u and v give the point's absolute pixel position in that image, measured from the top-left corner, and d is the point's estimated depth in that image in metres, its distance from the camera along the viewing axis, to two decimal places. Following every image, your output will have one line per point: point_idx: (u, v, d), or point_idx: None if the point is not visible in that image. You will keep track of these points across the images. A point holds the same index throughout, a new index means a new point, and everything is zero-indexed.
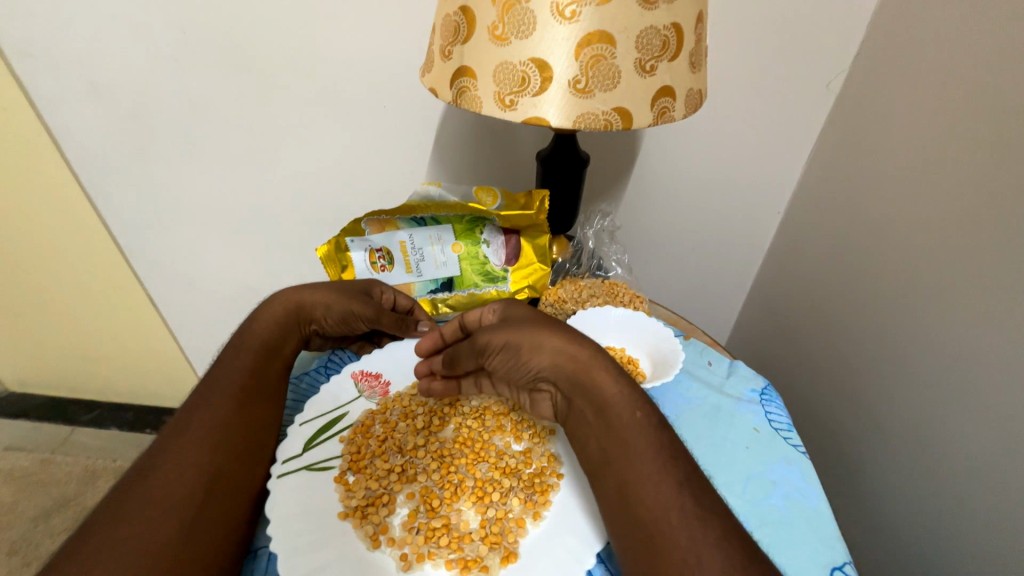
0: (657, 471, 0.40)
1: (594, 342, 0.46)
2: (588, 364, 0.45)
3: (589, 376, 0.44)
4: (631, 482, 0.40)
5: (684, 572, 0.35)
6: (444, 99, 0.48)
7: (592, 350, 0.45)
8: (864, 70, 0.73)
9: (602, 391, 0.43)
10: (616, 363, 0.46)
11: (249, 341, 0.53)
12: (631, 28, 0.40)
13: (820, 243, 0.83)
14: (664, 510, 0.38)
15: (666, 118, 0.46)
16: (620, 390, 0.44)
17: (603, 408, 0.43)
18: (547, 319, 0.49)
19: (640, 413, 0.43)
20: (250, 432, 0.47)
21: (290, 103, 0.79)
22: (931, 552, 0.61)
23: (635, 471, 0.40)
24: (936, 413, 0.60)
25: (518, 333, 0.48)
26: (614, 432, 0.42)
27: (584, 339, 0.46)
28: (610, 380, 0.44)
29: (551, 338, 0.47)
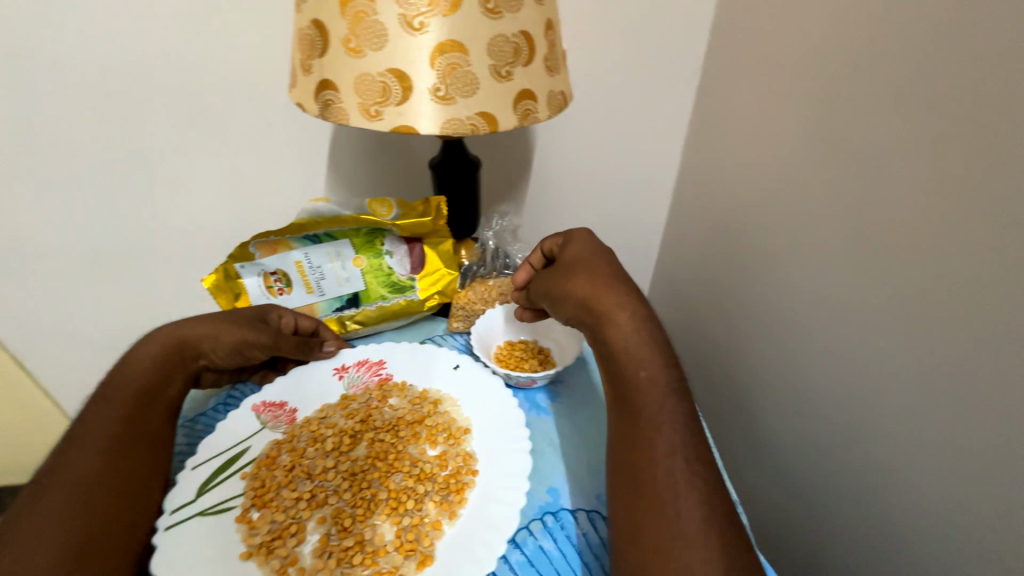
0: (651, 399, 0.47)
1: (627, 295, 0.54)
2: (614, 306, 0.52)
3: (609, 318, 0.52)
4: (629, 399, 0.48)
5: (655, 483, 0.42)
6: (311, 113, 0.47)
7: (622, 301, 0.53)
8: (713, 68, 0.84)
9: (619, 328, 0.51)
10: (642, 315, 0.52)
11: (123, 386, 0.48)
12: (481, 36, 0.43)
13: (701, 223, 0.93)
14: (650, 425, 0.45)
15: (531, 119, 0.49)
16: (637, 330, 0.51)
17: (616, 341, 0.51)
18: (600, 270, 0.57)
19: (650, 350, 0.50)
20: (126, 484, 0.43)
21: (162, 127, 0.73)
22: (814, 481, 0.70)
23: (633, 392, 0.48)
24: (801, 359, 0.70)
25: (572, 272, 0.58)
26: (621, 360, 0.50)
27: (615, 290, 0.54)
28: (629, 322, 0.51)
29: (594, 280, 0.55)
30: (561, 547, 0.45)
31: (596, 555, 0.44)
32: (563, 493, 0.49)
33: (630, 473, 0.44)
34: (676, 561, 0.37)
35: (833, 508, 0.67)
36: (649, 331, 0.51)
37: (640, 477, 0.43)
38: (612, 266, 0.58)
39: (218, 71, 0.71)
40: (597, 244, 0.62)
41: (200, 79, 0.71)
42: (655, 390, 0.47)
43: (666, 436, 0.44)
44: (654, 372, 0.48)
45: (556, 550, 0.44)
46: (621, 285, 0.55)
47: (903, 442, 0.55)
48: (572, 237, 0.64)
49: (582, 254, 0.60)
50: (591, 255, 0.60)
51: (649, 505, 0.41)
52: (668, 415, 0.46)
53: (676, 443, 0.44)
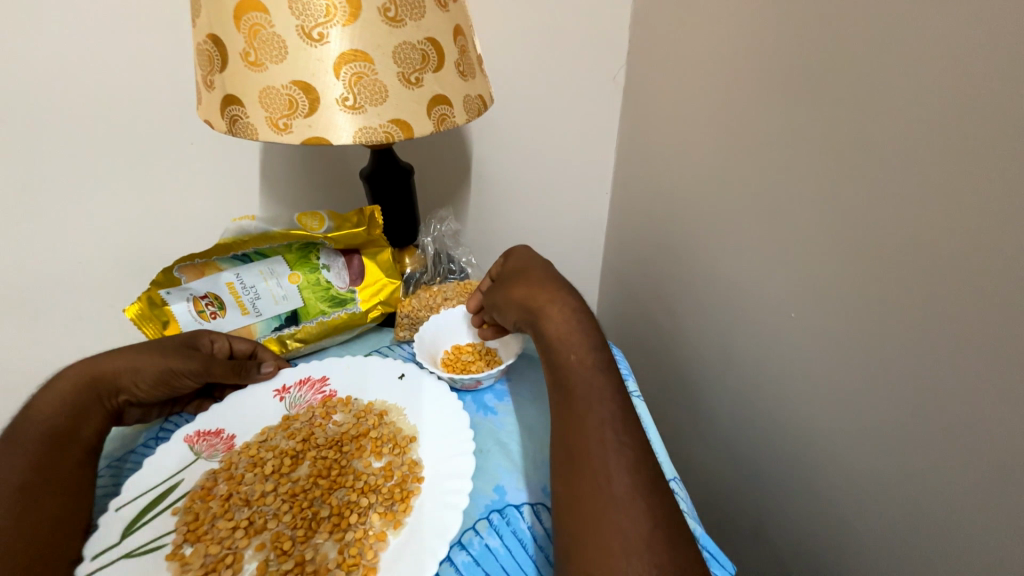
0: (581, 383, 0.49)
1: (560, 290, 0.57)
2: (547, 300, 0.55)
3: (544, 312, 0.54)
4: (562, 386, 0.50)
5: (587, 462, 0.43)
6: (219, 129, 0.46)
7: (555, 295, 0.56)
8: (635, 66, 0.88)
9: (552, 319, 0.54)
10: (574, 306, 0.55)
11: (29, 430, 0.45)
12: (385, 45, 0.43)
13: (638, 215, 0.96)
14: (581, 408, 0.47)
15: (447, 124, 0.49)
16: (569, 320, 0.54)
17: (551, 333, 0.53)
18: (533, 273, 0.60)
19: (581, 336, 0.52)
20: (37, 534, 0.40)
21: (68, 153, 0.69)
22: (753, 450, 0.74)
23: (566, 377, 0.50)
24: (736, 337, 0.73)
25: (510, 279, 0.60)
26: (557, 350, 0.52)
27: (548, 287, 0.57)
28: (561, 313, 0.54)
29: (529, 281, 0.58)
30: (508, 544, 0.45)
31: (541, 547, 0.45)
32: (509, 490, 0.50)
33: (565, 453, 0.45)
34: (607, 526, 0.39)
35: (772, 474, 0.71)
36: (579, 320, 0.54)
37: (574, 454, 0.44)
38: (546, 268, 0.61)
39: (128, 90, 0.68)
40: (533, 255, 0.65)
41: (109, 100, 0.68)
42: (585, 372, 0.50)
43: (596, 412, 0.46)
44: (584, 357, 0.51)
45: (503, 547, 0.45)
46: (554, 283, 0.58)
47: (821, 402, 0.59)
48: (509, 253, 0.67)
49: (519, 263, 0.63)
50: (529, 262, 0.63)
51: (574, 483, 0.42)
52: (597, 393, 0.48)
53: (605, 416, 0.46)
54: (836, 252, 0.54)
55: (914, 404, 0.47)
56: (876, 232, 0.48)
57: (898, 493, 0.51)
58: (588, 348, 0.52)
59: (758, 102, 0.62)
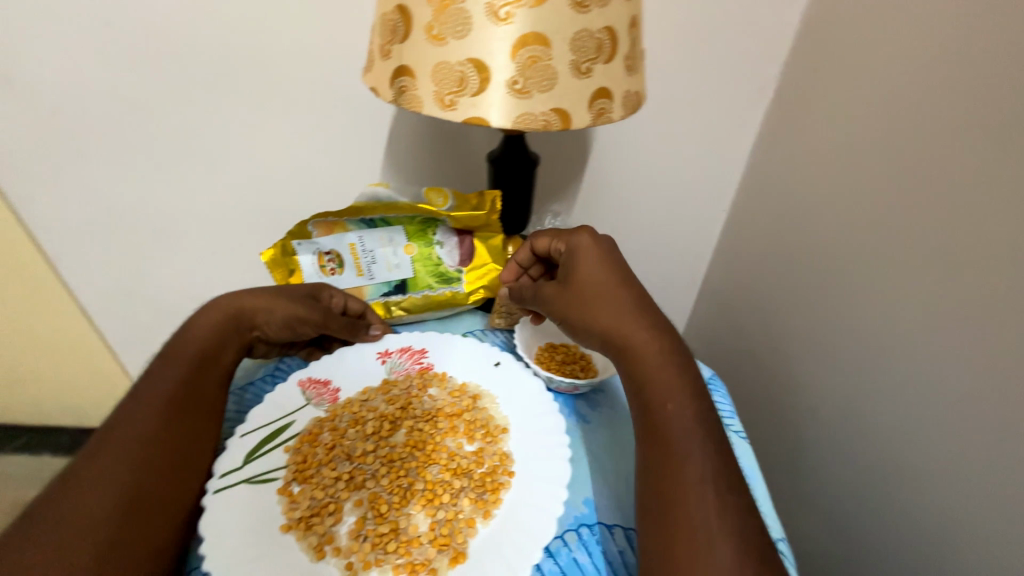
0: (682, 432, 0.44)
1: (648, 321, 0.51)
2: (637, 334, 0.50)
3: (634, 350, 0.50)
4: (656, 433, 0.45)
5: (691, 522, 0.40)
6: (384, 99, 0.47)
7: (644, 328, 0.50)
8: (794, 75, 0.78)
9: (643, 359, 0.49)
10: (667, 343, 0.50)
11: (182, 349, 0.50)
12: (565, 30, 0.41)
13: (762, 240, 0.88)
14: (680, 462, 0.43)
15: (604, 119, 0.47)
16: (662, 360, 0.49)
17: (642, 373, 0.49)
18: (613, 287, 0.53)
19: (678, 379, 0.48)
20: (179, 445, 0.44)
21: (238, 105, 0.76)
22: (865, 520, 0.68)
23: (659, 424, 0.45)
24: (871, 401, 0.66)
25: (580, 291, 0.54)
26: (648, 392, 0.48)
27: (636, 317, 0.51)
28: (653, 352, 0.49)
29: (613, 305, 0.52)
30: (597, 564, 0.43)
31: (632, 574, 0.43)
32: (601, 507, 0.48)
33: (654, 505, 0.42)
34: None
35: (880, 543, 0.65)
36: (672, 360, 0.49)
37: (666, 507, 0.41)
38: (626, 282, 0.53)
39: (289, 51, 0.72)
40: (604, 254, 0.55)
41: (273, 60, 0.73)
42: (679, 422, 0.45)
43: (692, 470, 0.42)
44: (680, 405, 0.46)
45: (591, 566, 0.43)
46: (639, 309, 0.52)
47: None
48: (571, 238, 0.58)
49: (585, 260, 0.55)
50: (599, 263, 0.55)
51: (676, 539, 0.39)
52: (697, 449, 0.43)
53: (706, 474, 0.42)
54: None
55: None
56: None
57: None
58: (681, 393, 0.47)
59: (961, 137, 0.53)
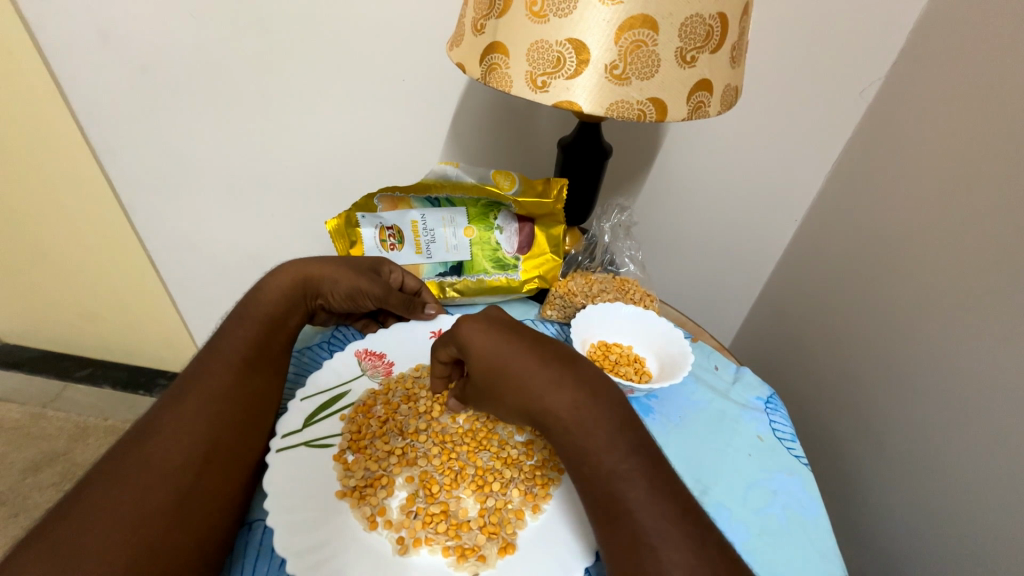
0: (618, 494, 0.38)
1: (560, 381, 0.41)
2: (551, 409, 0.41)
3: (555, 425, 0.41)
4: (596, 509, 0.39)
5: None
6: (472, 76, 0.46)
7: (557, 399, 0.41)
8: (902, 78, 0.71)
9: (560, 423, 0.41)
10: (584, 399, 0.41)
11: (254, 310, 0.52)
12: (677, 14, 0.39)
13: (838, 256, 0.82)
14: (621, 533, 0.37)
15: (701, 113, 0.44)
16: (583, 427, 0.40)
17: (568, 448, 0.41)
18: (504, 364, 0.43)
19: (603, 440, 0.40)
20: (249, 403, 0.46)
21: (312, 71, 0.77)
22: (926, 570, 0.62)
23: (595, 493, 0.39)
24: (946, 439, 0.60)
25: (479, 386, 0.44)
26: (578, 467, 0.40)
27: (546, 391, 0.41)
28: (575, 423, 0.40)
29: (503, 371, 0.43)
30: None
31: None
32: None
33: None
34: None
35: None
36: (591, 412, 0.40)
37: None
38: (510, 340, 0.43)
39: (369, 20, 0.72)
40: (481, 318, 0.45)
41: (351, 28, 0.72)
42: (617, 488, 0.38)
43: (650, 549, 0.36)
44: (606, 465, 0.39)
45: None
46: (540, 380, 0.41)
47: None
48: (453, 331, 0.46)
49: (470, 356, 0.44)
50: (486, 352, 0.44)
51: None
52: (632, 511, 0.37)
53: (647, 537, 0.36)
54: None
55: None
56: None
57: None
58: (609, 451, 0.39)
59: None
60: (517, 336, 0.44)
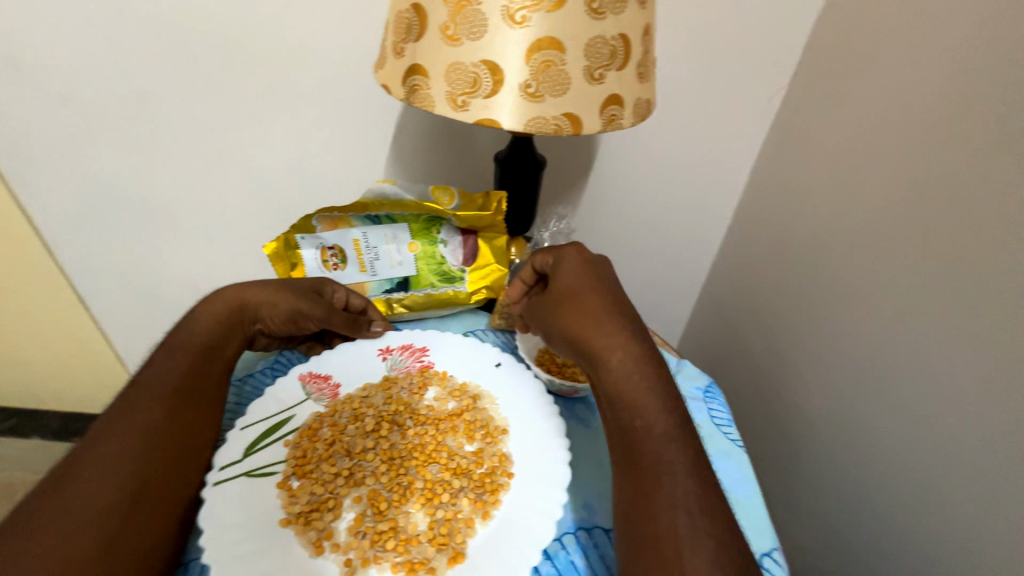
0: (660, 448, 0.44)
1: (620, 329, 0.50)
2: (607, 346, 0.50)
3: (605, 359, 0.49)
4: (631, 449, 0.45)
5: (666, 535, 0.40)
6: (396, 96, 0.47)
7: (615, 337, 0.50)
8: (803, 85, 0.78)
9: (611, 372, 0.49)
10: (641, 351, 0.50)
11: (186, 340, 0.50)
12: (580, 36, 0.41)
13: (763, 249, 0.88)
14: (654, 475, 0.43)
15: (614, 125, 0.47)
16: (632, 371, 0.48)
17: (610, 384, 0.48)
18: (586, 298, 0.53)
19: (650, 388, 0.47)
20: (181, 437, 0.44)
21: (243, 94, 0.76)
22: (854, 533, 0.68)
23: (631, 436, 0.45)
24: (861, 412, 0.66)
25: (555, 308, 0.54)
26: (619, 404, 0.47)
27: (609, 327, 0.50)
28: (623, 363, 0.49)
29: (580, 317, 0.52)
30: (593, 566, 0.44)
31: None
32: (598, 510, 0.48)
33: (632, 529, 0.42)
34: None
35: (867, 562, 0.65)
36: (644, 370, 0.48)
37: (641, 529, 0.41)
38: (601, 287, 0.54)
39: (298, 43, 0.72)
40: (583, 261, 0.57)
41: (282, 52, 0.72)
42: (662, 443, 0.44)
43: (667, 487, 0.42)
44: (653, 426, 0.45)
45: (588, 568, 0.44)
46: (616, 321, 0.51)
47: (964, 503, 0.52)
48: (563, 261, 0.57)
49: (567, 286, 0.55)
50: (584, 287, 0.54)
51: (652, 550, 0.39)
52: (669, 459, 0.43)
53: (679, 485, 0.42)
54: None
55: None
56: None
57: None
58: (657, 405, 0.46)
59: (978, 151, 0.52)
60: (616, 288, 0.55)
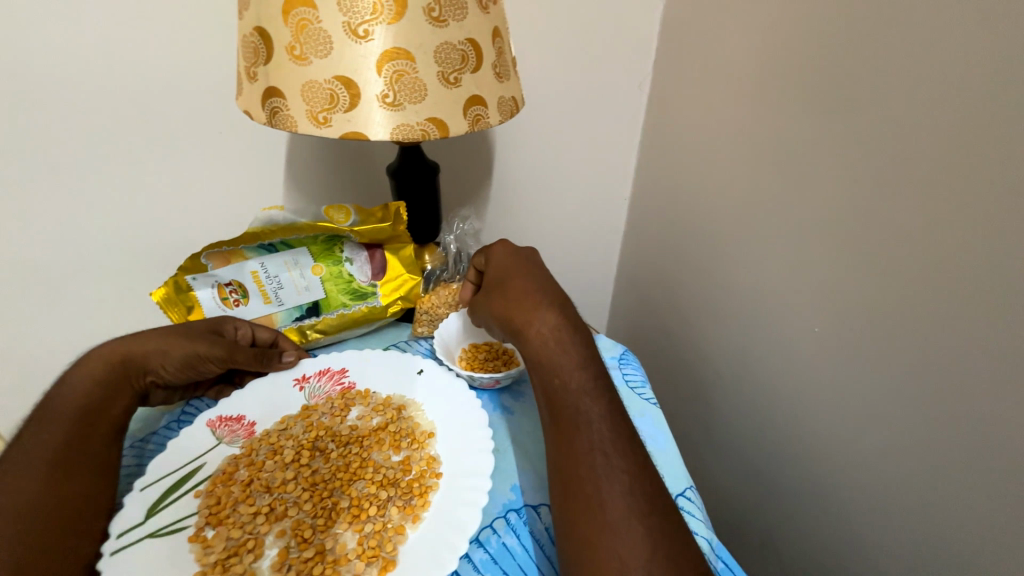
0: (576, 410, 0.46)
1: (540, 302, 0.53)
2: (526, 319, 0.52)
3: (526, 330, 0.52)
4: (552, 411, 0.47)
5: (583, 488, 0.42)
6: (258, 121, 0.47)
7: (535, 310, 0.52)
8: (664, 69, 0.86)
9: (532, 342, 0.51)
10: (561, 320, 0.52)
11: (62, 408, 0.47)
12: (427, 44, 0.43)
13: (659, 222, 0.95)
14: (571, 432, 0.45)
15: (481, 124, 0.49)
16: (550, 339, 0.50)
17: (532, 353, 0.51)
18: (510, 278, 0.56)
19: (567, 353, 0.49)
20: (67, 511, 0.41)
21: (106, 136, 0.70)
22: (771, 464, 0.74)
23: (551, 399, 0.48)
24: (755, 353, 0.73)
25: (488, 290, 0.57)
26: (540, 370, 0.50)
27: (529, 301, 0.53)
28: (541, 333, 0.51)
29: (509, 295, 0.55)
30: (525, 544, 0.46)
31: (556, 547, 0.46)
32: (526, 490, 0.50)
33: (556, 490, 0.44)
34: (602, 550, 0.38)
35: (785, 484, 0.72)
36: (563, 337, 0.51)
37: (565, 488, 0.43)
38: (528, 267, 0.57)
39: (160, 77, 0.68)
40: (515, 249, 0.61)
41: (141, 89, 0.68)
42: (578, 400, 0.47)
43: (584, 436, 0.45)
44: (572, 389, 0.48)
45: (520, 546, 0.45)
46: (536, 295, 0.54)
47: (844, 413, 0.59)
48: (495, 252, 0.61)
49: (498, 270, 0.58)
50: (511, 269, 0.57)
51: (573, 507, 0.41)
52: (584, 416, 0.46)
53: (594, 441, 0.44)
54: (865, 270, 0.54)
55: (960, 421, 0.47)
56: (933, 246, 0.47)
57: (929, 513, 0.52)
58: (574, 368, 0.49)
59: (800, 110, 0.60)
60: (541, 268, 0.58)
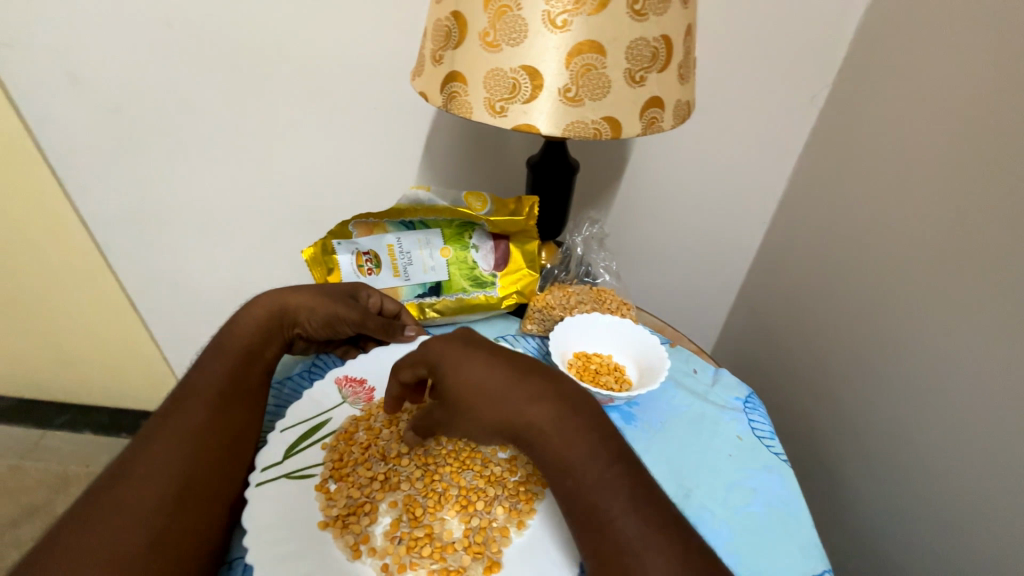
0: (611, 509, 0.38)
1: (528, 397, 0.41)
2: (522, 423, 0.40)
3: (527, 436, 0.41)
4: (586, 520, 0.39)
5: None
6: (433, 103, 0.48)
7: (527, 410, 0.40)
8: (848, 81, 0.75)
9: (537, 445, 0.40)
10: (562, 404, 0.41)
11: (231, 344, 0.52)
12: (621, 38, 0.41)
13: (803, 254, 0.84)
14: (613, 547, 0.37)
15: (655, 128, 0.46)
16: (555, 437, 0.40)
17: (542, 459, 0.41)
18: (474, 381, 0.42)
19: (580, 447, 0.40)
20: (225, 438, 0.46)
21: (285, 102, 0.78)
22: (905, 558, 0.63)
23: (580, 509, 0.39)
24: (914, 428, 0.62)
25: (450, 402, 0.43)
26: (558, 479, 0.40)
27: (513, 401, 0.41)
28: (544, 433, 0.40)
29: (481, 404, 0.41)
30: None
31: None
32: None
33: None
34: None
35: None
36: (565, 428, 0.40)
37: None
38: (483, 358, 0.43)
39: (336, 52, 0.74)
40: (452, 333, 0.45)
41: (319, 62, 0.74)
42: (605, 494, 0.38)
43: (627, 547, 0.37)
44: (597, 488, 0.39)
45: None
46: (518, 390, 0.41)
47: None
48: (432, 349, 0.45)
49: (450, 376, 0.43)
50: (466, 367, 0.43)
51: None
52: (621, 510, 0.38)
53: (641, 538, 0.37)
54: None
55: None
56: None
57: None
58: (592, 460, 0.39)
59: None
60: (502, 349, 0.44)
